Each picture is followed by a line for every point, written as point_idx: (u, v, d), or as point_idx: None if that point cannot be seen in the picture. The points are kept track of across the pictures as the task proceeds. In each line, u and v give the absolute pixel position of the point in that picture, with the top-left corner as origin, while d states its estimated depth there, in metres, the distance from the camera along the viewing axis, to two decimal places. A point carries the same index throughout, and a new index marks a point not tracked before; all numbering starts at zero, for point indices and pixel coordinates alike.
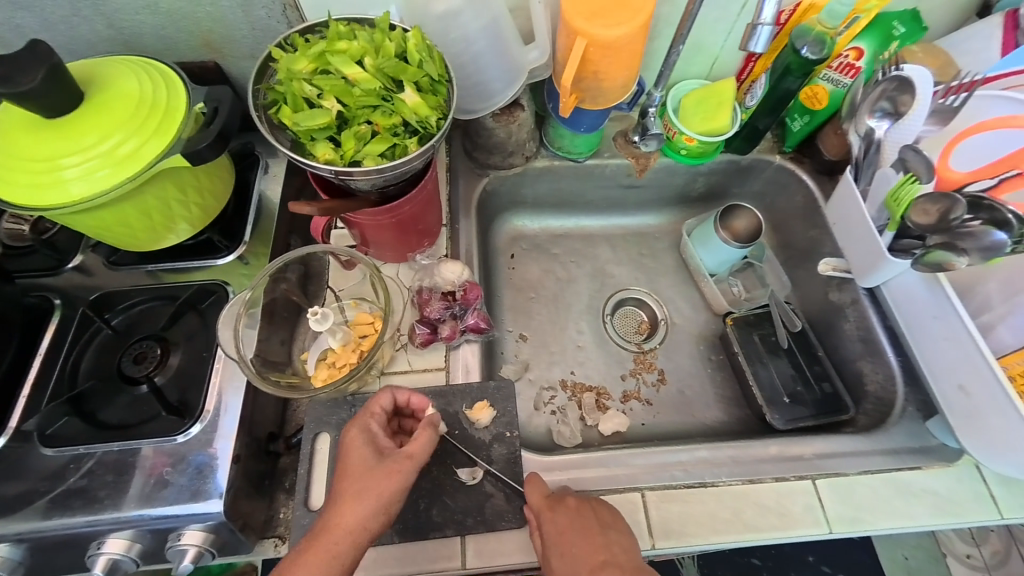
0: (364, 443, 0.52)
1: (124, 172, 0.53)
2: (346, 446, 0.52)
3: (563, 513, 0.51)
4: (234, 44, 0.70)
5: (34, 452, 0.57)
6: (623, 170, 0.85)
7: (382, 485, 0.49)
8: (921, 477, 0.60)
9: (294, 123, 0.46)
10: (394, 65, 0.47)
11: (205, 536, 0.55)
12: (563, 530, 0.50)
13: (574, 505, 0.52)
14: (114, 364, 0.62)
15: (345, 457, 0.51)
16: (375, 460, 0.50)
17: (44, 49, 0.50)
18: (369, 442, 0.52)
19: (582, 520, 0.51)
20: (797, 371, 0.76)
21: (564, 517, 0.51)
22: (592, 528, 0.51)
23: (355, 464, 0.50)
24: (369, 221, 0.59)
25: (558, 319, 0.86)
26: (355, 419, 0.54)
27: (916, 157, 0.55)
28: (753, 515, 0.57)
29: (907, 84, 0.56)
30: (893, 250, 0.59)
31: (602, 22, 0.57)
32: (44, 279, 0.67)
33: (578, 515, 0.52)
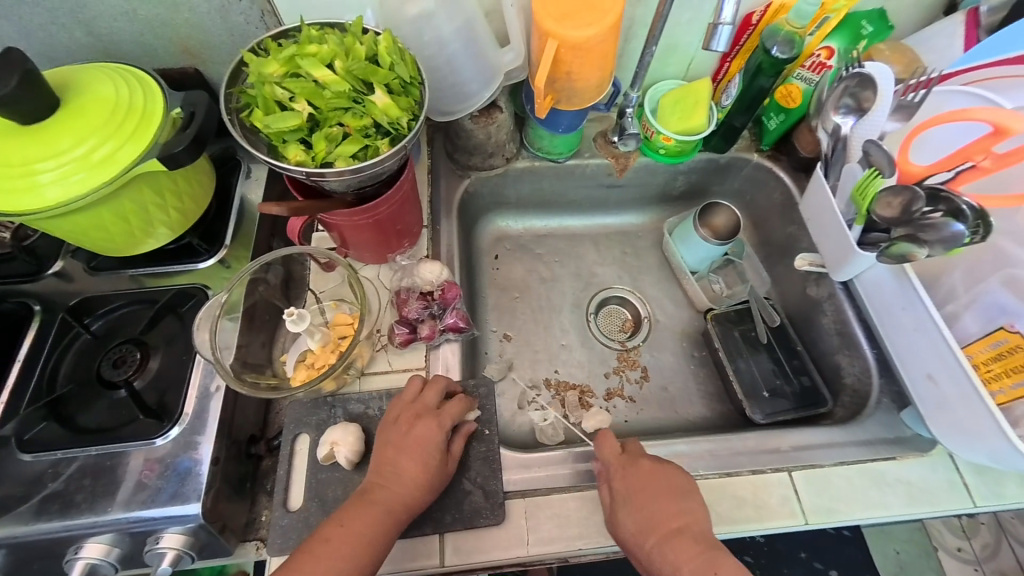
0: (432, 441, 0.54)
1: (101, 176, 0.54)
2: (414, 439, 0.54)
3: (639, 470, 0.56)
4: (213, 50, 0.71)
5: (11, 458, 0.57)
6: (604, 170, 0.86)
7: (435, 480, 0.54)
8: (895, 467, 0.61)
9: (265, 126, 0.47)
10: (363, 68, 0.48)
11: (184, 540, 0.55)
12: (629, 485, 0.55)
13: (651, 467, 0.57)
14: (93, 368, 0.62)
15: (410, 450, 0.54)
16: (440, 461, 0.54)
17: (17, 56, 0.50)
18: (436, 440, 0.54)
19: (657, 483, 0.55)
20: (777, 366, 0.77)
21: (638, 473, 0.56)
22: (670, 494, 0.55)
23: (421, 459, 0.53)
24: (344, 222, 0.59)
25: (542, 319, 0.86)
26: (422, 413, 0.56)
27: (878, 152, 0.55)
28: (730, 508, 0.58)
29: (868, 81, 0.58)
30: (862, 244, 0.61)
31: (571, 23, 0.58)
32: (24, 285, 0.67)
33: (657, 477, 0.56)
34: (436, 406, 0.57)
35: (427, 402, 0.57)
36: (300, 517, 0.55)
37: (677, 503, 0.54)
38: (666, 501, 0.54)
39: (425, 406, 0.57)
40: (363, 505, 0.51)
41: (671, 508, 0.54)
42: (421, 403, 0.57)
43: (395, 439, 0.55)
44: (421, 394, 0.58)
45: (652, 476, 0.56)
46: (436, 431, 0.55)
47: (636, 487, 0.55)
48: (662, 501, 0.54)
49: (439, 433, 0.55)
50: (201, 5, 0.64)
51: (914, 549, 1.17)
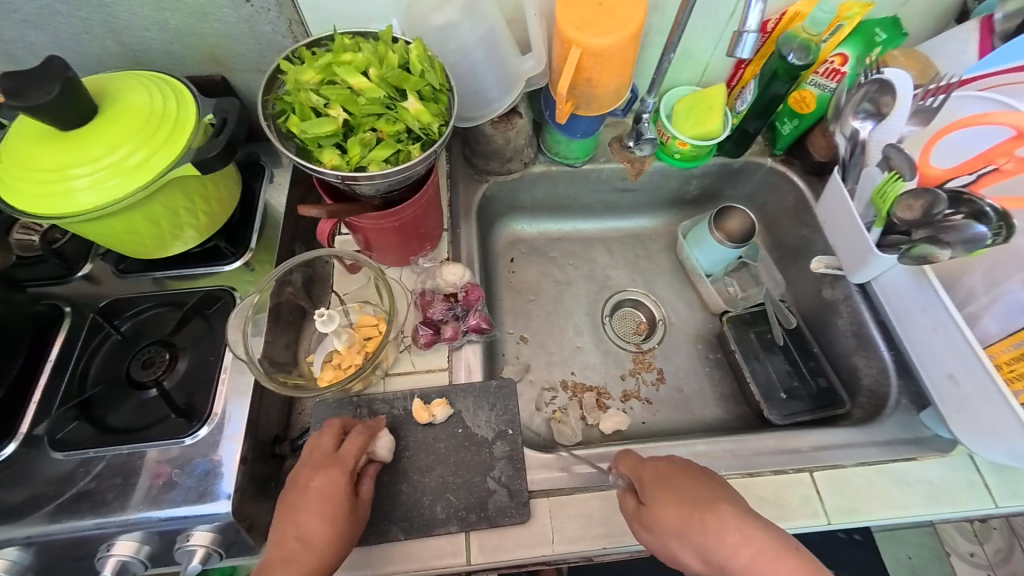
0: (333, 491, 0.52)
1: (134, 182, 0.55)
2: (315, 494, 0.51)
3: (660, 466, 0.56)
4: (239, 58, 0.72)
5: (42, 456, 0.58)
6: (618, 174, 0.87)
7: (347, 529, 0.51)
8: (916, 467, 0.61)
9: (301, 131, 0.48)
10: (397, 75, 0.49)
11: (213, 537, 0.55)
12: (654, 475, 0.55)
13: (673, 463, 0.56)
14: (123, 369, 0.63)
15: (316, 504, 0.51)
16: (346, 504, 0.51)
17: (58, 65, 0.52)
18: (338, 488, 0.52)
19: (676, 475, 0.54)
20: (793, 367, 0.78)
21: (654, 470, 0.55)
22: (704, 481, 0.53)
23: (323, 511, 0.50)
24: (371, 225, 0.61)
25: (557, 321, 0.87)
26: (321, 464, 0.53)
27: (899, 155, 0.57)
28: (752, 507, 0.58)
29: (888, 87, 0.59)
30: (881, 246, 0.61)
31: (593, 31, 0.59)
32: (53, 287, 0.68)
33: (679, 470, 0.55)
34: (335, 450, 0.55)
35: (324, 450, 0.54)
36: None
37: (698, 493, 0.51)
38: (685, 491, 0.52)
39: (323, 454, 0.54)
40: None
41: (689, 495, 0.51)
42: (321, 454, 0.54)
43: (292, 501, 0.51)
44: (316, 442, 0.55)
45: (670, 469, 0.55)
46: (339, 478, 0.52)
47: (658, 481, 0.54)
48: (678, 496, 0.51)
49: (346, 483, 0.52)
50: (230, 15, 0.65)
51: (926, 553, 1.17)
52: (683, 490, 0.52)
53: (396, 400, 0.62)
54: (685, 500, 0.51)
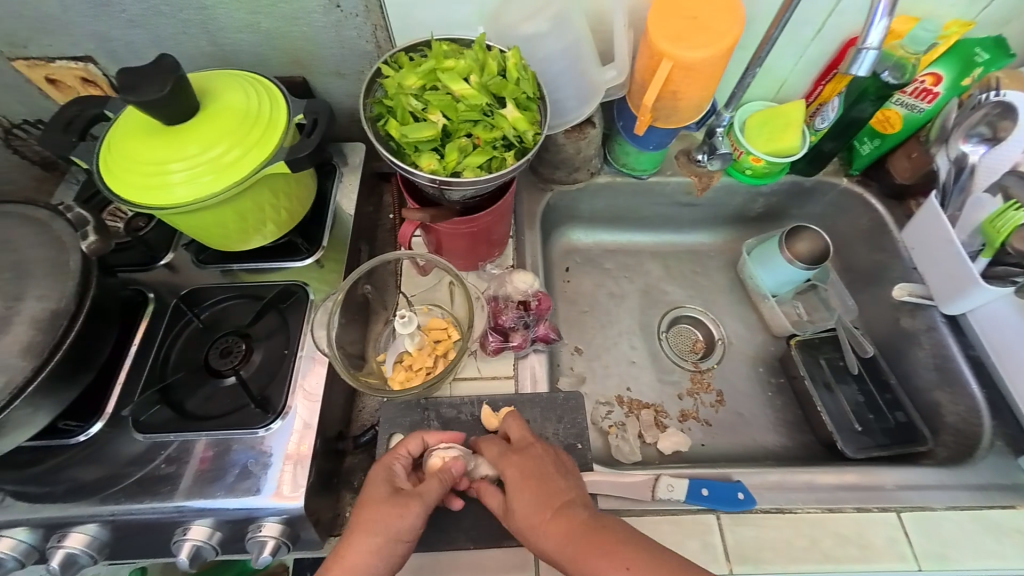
0: (383, 480, 0.52)
1: (231, 177, 0.57)
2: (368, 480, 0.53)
3: (517, 458, 0.53)
4: (322, 61, 0.74)
5: (126, 436, 0.60)
6: (683, 189, 0.85)
7: (387, 528, 0.48)
8: (1014, 517, 0.57)
9: (402, 135, 0.48)
10: (497, 83, 0.50)
11: (282, 528, 0.56)
12: (520, 472, 0.52)
13: (532, 455, 0.53)
14: (202, 356, 0.65)
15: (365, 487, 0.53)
16: (392, 501, 0.50)
17: (169, 64, 0.54)
18: (389, 477, 0.52)
19: (538, 469, 0.52)
20: (867, 399, 0.73)
21: (512, 465, 0.52)
22: (545, 480, 0.51)
23: (372, 496, 0.51)
24: (449, 229, 0.61)
25: (613, 335, 0.86)
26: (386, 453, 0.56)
27: (1018, 183, 0.53)
28: (832, 545, 0.55)
29: (1009, 112, 0.56)
30: (985, 276, 0.58)
31: (687, 44, 0.58)
32: (137, 273, 0.71)
33: (537, 464, 0.53)
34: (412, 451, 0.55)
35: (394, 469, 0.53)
36: None
37: (549, 483, 0.51)
38: (539, 492, 0.51)
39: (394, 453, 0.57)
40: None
41: (546, 492, 0.51)
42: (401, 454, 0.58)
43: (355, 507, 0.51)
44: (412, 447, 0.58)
45: (529, 465, 0.52)
46: (383, 469, 0.53)
47: (518, 480, 0.51)
48: (535, 491, 0.51)
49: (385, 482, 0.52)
50: (319, 20, 0.67)
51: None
52: (543, 491, 0.50)
53: (463, 405, 0.61)
54: (540, 495, 0.50)
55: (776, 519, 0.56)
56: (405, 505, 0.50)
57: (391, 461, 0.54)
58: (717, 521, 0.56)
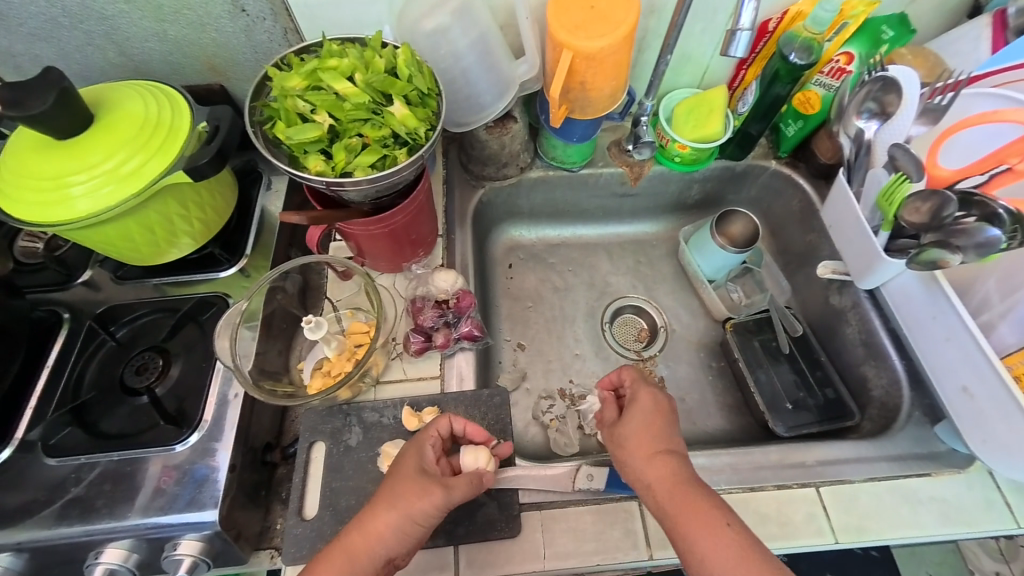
0: (415, 457, 0.53)
1: (128, 189, 0.55)
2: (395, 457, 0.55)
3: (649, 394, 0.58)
4: (237, 67, 0.73)
5: (36, 462, 0.58)
6: (617, 179, 0.85)
7: (407, 500, 0.49)
8: (930, 485, 0.58)
9: (286, 137, 0.48)
10: (382, 80, 0.49)
11: (200, 546, 0.55)
12: (637, 412, 0.57)
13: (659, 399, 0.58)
14: (116, 375, 0.63)
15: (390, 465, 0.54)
16: (415, 480, 0.50)
17: (55, 75, 0.53)
18: (409, 457, 0.53)
19: (659, 412, 0.56)
20: (799, 377, 0.75)
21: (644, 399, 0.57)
22: (653, 423, 0.55)
23: (403, 470, 0.52)
24: (363, 231, 0.60)
25: (556, 329, 0.85)
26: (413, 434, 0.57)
27: (905, 156, 0.54)
28: (752, 524, 0.55)
29: (893, 86, 0.57)
30: (889, 251, 0.59)
31: (586, 34, 0.58)
32: (53, 294, 0.69)
33: (659, 407, 0.57)
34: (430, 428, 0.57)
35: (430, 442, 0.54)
36: (313, 526, 0.54)
37: (651, 425, 0.55)
38: (644, 433, 0.55)
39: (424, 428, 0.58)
40: (343, 538, 0.49)
41: (662, 434, 0.55)
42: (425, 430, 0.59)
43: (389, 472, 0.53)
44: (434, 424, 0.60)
45: (652, 406, 0.57)
46: (410, 447, 0.54)
47: (643, 410, 0.56)
48: (656, 427, 0.55)
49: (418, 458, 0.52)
50: (228, 25, 0.66)
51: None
52: (654, 429, 0.55)
53: (386, 408, 0.61)
54: (644, 433, 0.55)
55: None
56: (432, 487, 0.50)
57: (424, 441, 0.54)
58: (638, 507, 0.56)
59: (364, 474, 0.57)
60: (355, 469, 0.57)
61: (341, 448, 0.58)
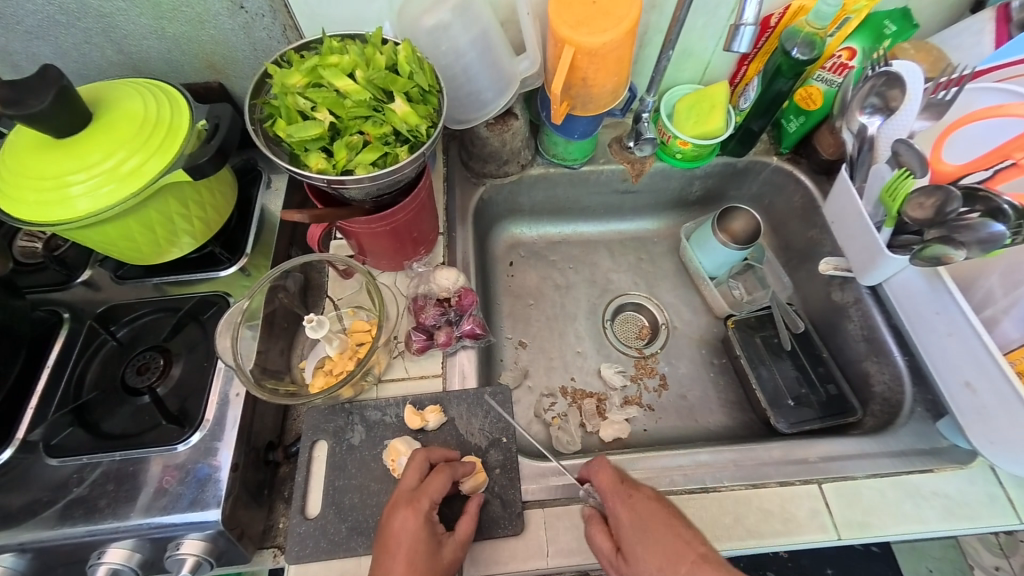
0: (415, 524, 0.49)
1: (128, 188, 0.55)
2: (389, 535, 0.49)
3: (642, 496, 0.51)
4: (236, 65, 0.72)
5: (39, 463, 0.58)
6: (618, 176, 0.85)
7: (431, 574, 0.47)
8: (932, 480, 0.58)
9: (287, 135, 0.47)
10: (384, 77, 0.48)
11: (203, 546, 0.54)
12: (645, 517, 0.49)
13: (653, 494, 0.51)
14: (118, 375, 0.63)
15: (389, 548, 0.48)
16: (431, 547, 0.49)
17: (54, 74, 0.52)
18: (416, 532, 0.48)
19: (655, 512, 0.49)
20: (801, 373, 0.75)
21: (641, 502, 0.50)
22: (671, 522, 0.48)
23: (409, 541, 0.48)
24: (363, 229, 0.60)
25: (557, 326, 0.85)
26: (398, 502, 0.51)
27: (909, 151, 0.54)
28: (756, 521, 0.55)
29: (896, 80, 0.56)
30: (891, 247, 0.59)
31: (587, 29, 0.58)
32: (54, 293, 0.69)
33: (658, 503, 0.50)
34: (417, 487, 0.52)
35: (415, 485, 0.52)
36: (317, 524, 0.54)
37: (672, 528, 0.48)
38: (671, 544, 0.46)
39: (404, 490, 0.52)
40: None
41: (679, 538, 0.47)
42: (400, 489, 0.52)
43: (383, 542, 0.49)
44: (405, 476, 0.53)
45: (653, 503, 0.50)
46: (415, 519, 0.49)
47: (639, 520, 0.48)
48: (665, 534, 0.47)
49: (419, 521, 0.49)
50: (226, 22, 0.65)
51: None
52: (667, 537, 0.47)
53: (388, 407, 0.61)
54: (674, 544, 0.46)
55: (702, 499, 0.57)
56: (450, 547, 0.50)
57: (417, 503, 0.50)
58: None
59: (367, 472, 0.57)
60: (358, 467, 0.57)
61: (344, 446, 0.58)
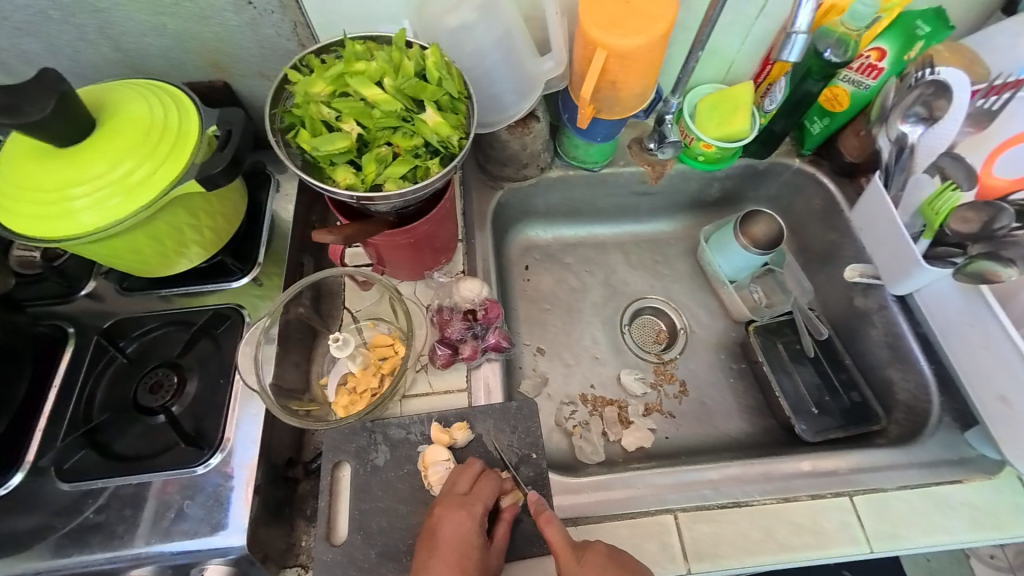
0: (464, 535, 0.50)
1: (137, 200, 0.52)
2: (440, 537, 0.50)
3: (594, 559, 0.49)
4: (241, 63, 0.68)
5: (49, 487, 0.55)
6: (637, 178, 0.83)
7: None
8: (961, 491, 0.59)
9: (312, 148, 0.45)
10: (413, 85, 0.46)
11: (226, 571, 0.52)
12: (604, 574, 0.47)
13: (604, 550, 0.50)
14: (128, 394, 0.60)
15: (440, 550, 0.49)
16: (479, 555, 0.50)
17: (52, 77, 0.48)
18: (468, 538, 0.50)
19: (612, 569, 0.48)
20: (823, 380, 0.75)
21: (594, 561, 0.49)
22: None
23: (458, 547, 0.49)
24: (385, 242, 0.57)
25: (574, 331, 0.84)
26: (448, 505, 0.52)
27: (954, 165, 0.54)
28: (787, 534, 0.56)
29: (943, 89, 0.54)
30: (927, 258, 0.58)
31: (620, 31, 0.55)
32: (56, 307, 0.65)
33: (610, 561, 0.49)
34: (468, 492, 0.53)
35: (461, 491, 0.53)
36: (344, 551, 0.53)
37: None
38: None
39: (455, 494, 0.52)
40: None
41: None
42: (449, 492, 0.53)
43: (427, 541, 0.50)
44: (453, 480, 0.54)
45: (605, 563, 0.49)
46: (468, 522, 0.50)
47: None
48: None
49: (470, 528, 0.50)
50: (231, 18, 0.61)
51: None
52: None
53: (413, 424, 0.58)
54: None
55: (733, 513, 0.56)
56: (493, 559, 0.51)
57: (466, 512, 0.51)
58: (674, 520, 0.56)
59: (393, 494, 0.56)
60: (384, 489, 0.56)
61: (368, 468, 0.57)
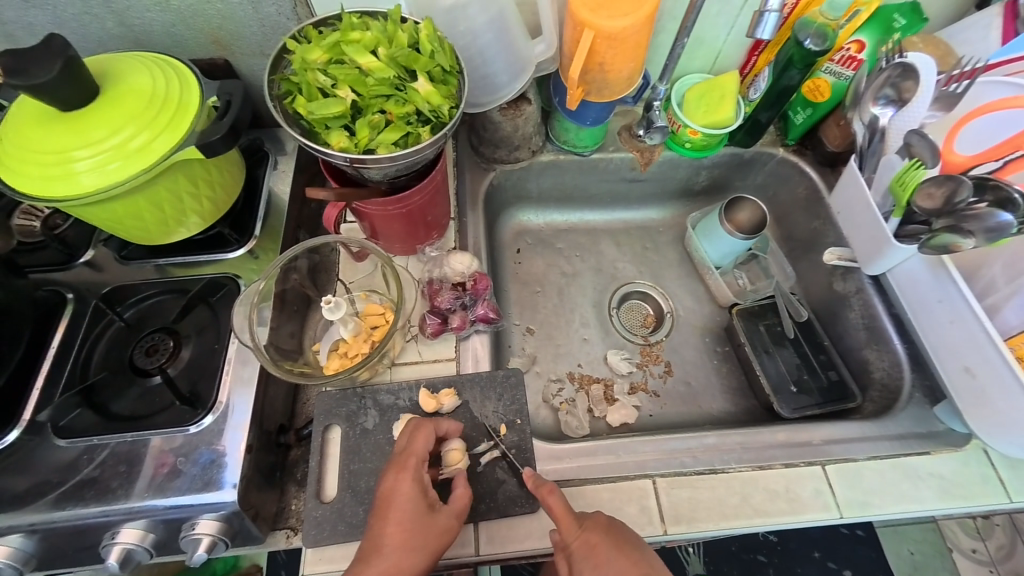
0: (412, 493, 0.50)
1: (136, 164, 0.54)
2: (385, 495, 0.51)
3: (594, 527, 0.50)
4: (243, 41, 0.70)
5: (46, 444, 0.57)
6: (627, 164, 0.85)
7: (428, 538, 0.49)
8: (929, 461, 0.61)
9: (309, 112, 0.47)
10: (407, 55, 0.48)
11: (218, 526, 0.54)
12: (600, 543, 0.49)
13: (604, 521, 0.51)
14: (126, 356, 0.62)
15: (386, 507, 0.50)
16: (427, 511, 0.50)
17: (59, 43, 0.50)
18: (413, 492, 0.50)
19: (612, 539, 0.49)
20: (803, 360, 0.77)
21: (593, 529, 0.50)
22: (623, 548, 0.49)
23: (403, 505, 0.50)
24: (378, 211, 0.59)
25: (563, 312, 0.86)
26: (392, 463, 0.52)
27: (921, 143, 0.56)
28: (762, 500, 0.57)
29: (911, 72, 0.58)
30: (899, 237, 0.61)
31: (607, 13, 0.58)
32: (56, 274, 0.67)
33: (609, 532, 0.50)
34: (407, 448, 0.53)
35: (402, 449, 0.53)
36: (333, 507, 0.55)
37: (622, 553, 0.49)
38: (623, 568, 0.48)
39: (397, 453, 0.53)
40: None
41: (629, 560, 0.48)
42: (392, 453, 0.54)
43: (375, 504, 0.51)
44: (397, 439, 0.55)
45: (604, 532, 0.50)
46: (408, 478, 0.51)
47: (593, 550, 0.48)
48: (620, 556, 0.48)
49: (414, 484, 0.51)
50: None
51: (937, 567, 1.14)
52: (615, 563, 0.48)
53: (401, 391, 0.61)
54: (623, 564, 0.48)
55: (710, 480, 0.58)
56: (449, 518, 0.51)
57: (408, 467, 0.51)
58: (653, 485, 0.58)
59: (381, 456, 0.57)
60: (373, 451, 0.58)
61: (358, 431, 0.58)
